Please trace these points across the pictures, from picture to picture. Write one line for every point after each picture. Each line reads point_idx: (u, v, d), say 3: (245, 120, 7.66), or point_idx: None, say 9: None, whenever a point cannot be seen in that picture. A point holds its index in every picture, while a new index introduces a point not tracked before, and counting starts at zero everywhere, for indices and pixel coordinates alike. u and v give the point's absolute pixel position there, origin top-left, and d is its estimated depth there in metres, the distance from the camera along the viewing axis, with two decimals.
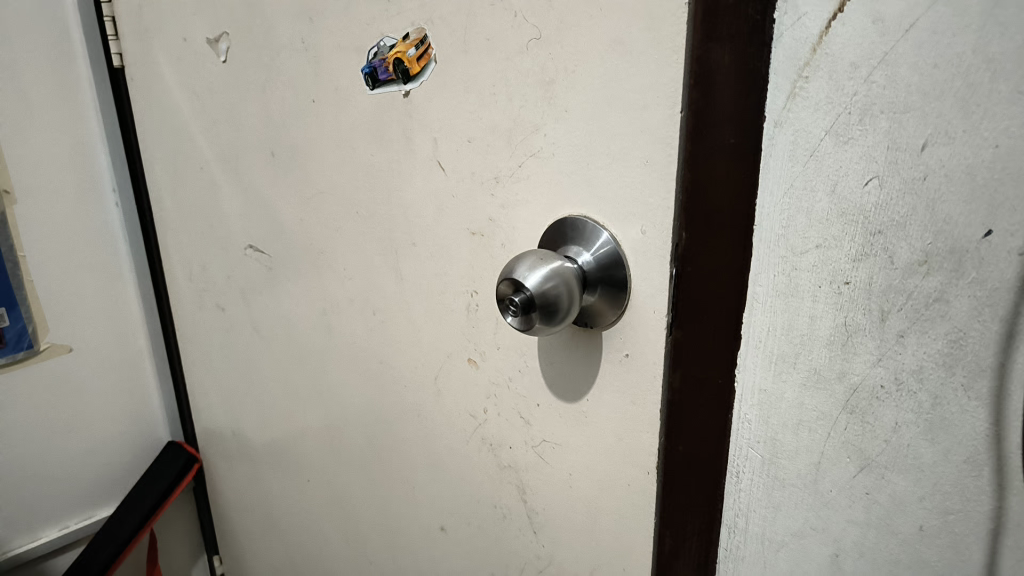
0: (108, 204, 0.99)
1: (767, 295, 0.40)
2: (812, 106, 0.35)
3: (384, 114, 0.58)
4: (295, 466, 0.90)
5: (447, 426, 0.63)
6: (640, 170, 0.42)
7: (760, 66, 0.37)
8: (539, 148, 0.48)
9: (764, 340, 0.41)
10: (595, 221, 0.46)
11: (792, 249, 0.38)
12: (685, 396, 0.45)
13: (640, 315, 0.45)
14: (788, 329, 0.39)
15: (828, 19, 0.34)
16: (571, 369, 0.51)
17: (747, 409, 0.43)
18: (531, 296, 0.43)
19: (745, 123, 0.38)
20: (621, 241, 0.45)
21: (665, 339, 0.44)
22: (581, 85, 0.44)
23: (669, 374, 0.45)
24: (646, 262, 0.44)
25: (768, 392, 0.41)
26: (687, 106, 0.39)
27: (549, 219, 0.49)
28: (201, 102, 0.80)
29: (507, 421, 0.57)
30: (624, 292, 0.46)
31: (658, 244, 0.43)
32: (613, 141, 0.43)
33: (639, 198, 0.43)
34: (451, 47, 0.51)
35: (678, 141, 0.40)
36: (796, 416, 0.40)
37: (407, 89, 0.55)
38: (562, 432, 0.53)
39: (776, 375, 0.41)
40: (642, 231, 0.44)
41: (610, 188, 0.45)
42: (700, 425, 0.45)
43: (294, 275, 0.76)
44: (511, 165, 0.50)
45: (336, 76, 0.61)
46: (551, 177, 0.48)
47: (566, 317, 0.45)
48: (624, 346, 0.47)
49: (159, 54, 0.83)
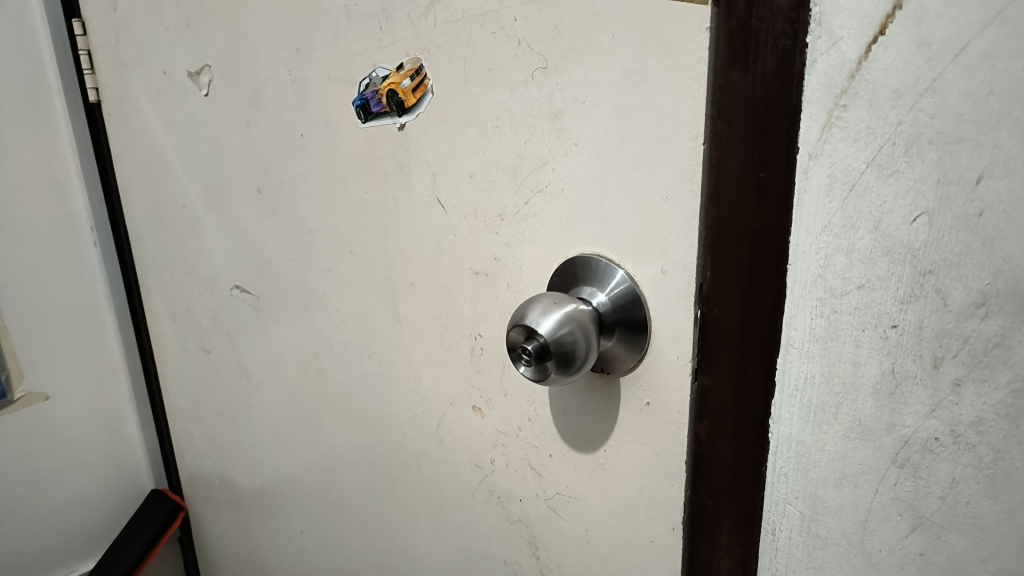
0: (86, 243, 0.94)
1: (803, 340, 0.36)
2: (851, 137, 0.32)
3: (378, 149, 0.55)
4: (288, 515, 0.86)
5: (451, 476, 0.60)
6: (660, 207, 0.39)
7: (791, 94, 0.34)
8: (545, 183, 0.45)
9: (800, 388, 0.37)
10: (609, 259, 0.43)
11: (831, 289, 0.35)
12: (713, 447, 0.42)
13: (662, 361, 0.42)
14: (827, 376, 0.36)
15: (868, 43, 0.31)
16: (587, 418, 0.47)
17: (783, 462, 0.39)
18: (545, 343, 0.40)
19: (774, 155, 0.35)
20: (638, 280, 0.42)
21: (690, 387, 0.41)
22: (593, 117, 0.41)
23: (695, 422, 0.42)
24: (667, 303, 0.41)
25: (807, 445, 0.38)
26: (709, 137, 0.37)
27: (559, 258, 0.46)
28: (182, 137, 0.76)
29: (516, 472, 0.53)
30: (644, 330, 0.42)
31: (679, 285, 0.40)
32: (627, 175, 0.40)
33: (657, 236, 0.40)
34: (448, 78, 0.48)
35: (701, 175, 0.37)
36: (839, 470, 0.37)
37: (402, 122, 0.52)
38: (578, 484, 0.49)
39: (815, 427, 0.37)
40: (663, 270, 0.41)
41: (625, 225, 0.42)
42: (730, 478, 0.42)
43: (283, 317, 0.73)
44: (517, 202, 0.47)
45: (324, 108, 0.58)
46: (561, 215, 0.45)
47: (583, 365, 0.41)
48: (645, 394, 0.44)
49: (138, 88, 0.79)
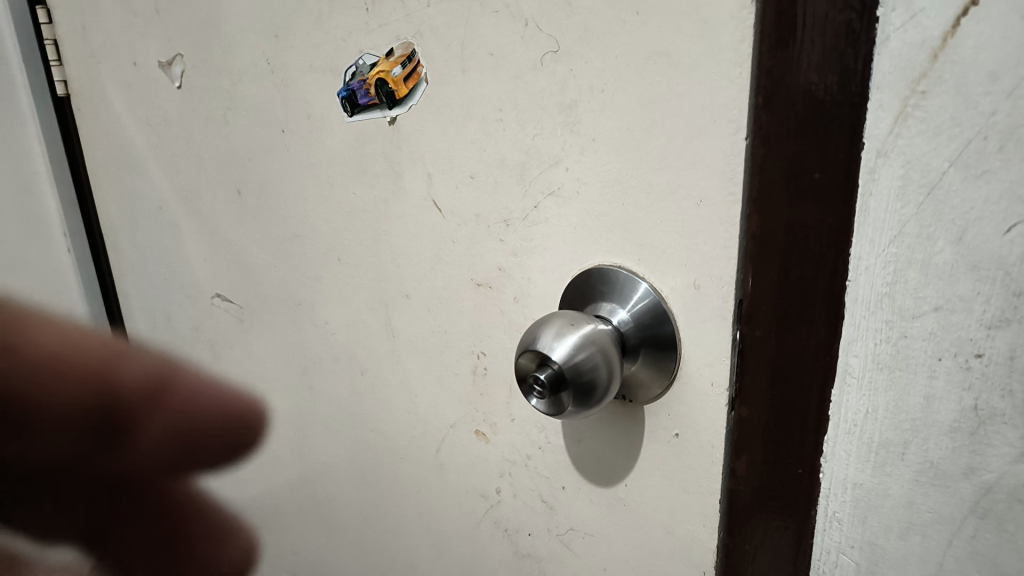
0: (59, 248, 0.87)
1: (864, 369, 0.31)
2: (931, 130, 0.27)
3: (366, 145, 0.49)
4: None
5: (452, 505, 0.54)
6: (694, 213, 0.34)
7: (854, 78, 0.29)
8: (557, 184, 0.40)
9: (860, 424, 0.32)
10: (630, 271, 0.38)
11: (900, 310, 0.30)
12: (751, 486, 0.37)
13: (694, 389, 0.37)
14: (893, 410, 0.31)
15: (958, 15, 0.26)
16: (607, 451, 0.42)
17: (835, 507, 0.34)
18: (560, 371, 0.35)
19: (832, 151, 0.30)
20: (665, 295, 0.37)
21: (726, 418, 0.36)
22: (614, 109, 0.36)
23: (731, 457, 0.37)
24: (701, 323, 0.36)
25: (866, 488, 0.32)
26: (754, 130, 0.32)
27: (574, 270, 0.40)
28: (155, 133, 0.70)
29: (525, 504, 0.48)
30: (673, 350, 0.37)
31: (716, 301, 0.35)
32: (655, 177, 0.35)
33: (689, 245, 0.35)
34: (444, 65, 0.42)
35: (744, 175, 0.32)
36: (904, 518, 0.32)
37: (393, 115, 0.47)
38: (595, 520, 0.44)
39: (876, 467, 0.32)
40: (696, 285, 0.35)
41: (650, 232, 0.36)
42: (771, 523, 0.37)
43: (268, 328, 0.67)
44: (525, 207, 0.42)
45: (306, 100, 0.52)
46: (574, 221, 0.39)
47: (605, 396, 0.36)
48: (673, 425, 0.38)
49: (107, 81, 0.73)
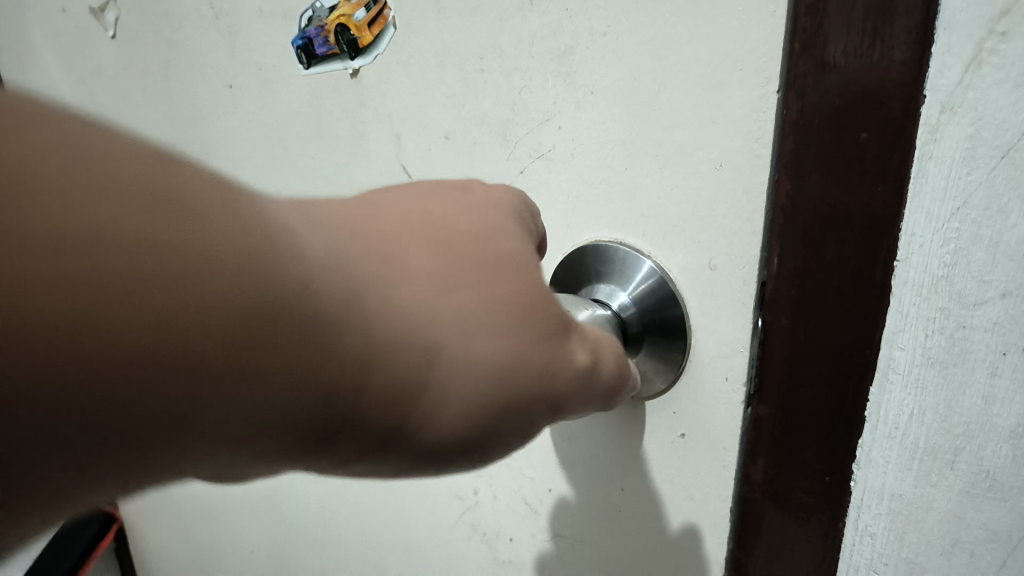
0: None
1: (911, 365, 0.27)
2: (1011, 80, 0.22)
3: (324, 102, 0.44)
4: (235, 532, 0.75)
5: (424, 504, 0.50)
6: (713, 179, 0.30)
7: (909, 17, 0.24)
8: (547, 146, 0.35)
9: (902, 427, 0.27)
10: (631, 247, 0.34)
11: (959, 296, 0.25)
12: (768, 494, 0.32)
13: (705, 380, 0.33)
14: (944, 412, 0.26)
15: None
16: (602, 451, 0.38)
17: (869, 519, 0.29)
18: None
19: (881, 107, 0.25)
20: (673, 273, 0.33)
21: (743, 414, 0.32)
22: (621, 55, 0.31)
23: (747, 463, 0.32)
24: (715, 308, 0.32)
25: (906, 499, 0.28)
26: (788, 83, 0.27)
27: (567, 246, 0.37)
28: (91, 91, 0.63)
29: (506, 506, 0.44)
30: (682, 334, 0.33)
31: (733, 282, 0.31)
32: (665, 136, 0.31)
33: (706, 219, 0.31)
34: (415, 7, 0.37)
35: (775, 136, 0.28)
36: (951, 535, 0.27)
37: (355, 67, 0.41)
38: (584, 525, 0.40)
39: (920, 476, 0.27)
40: (710, 264, 0.32)
41: (658, 202, 0.32)
42: (793, 539, 0.32)
43: None
44: (509, 172, 0.37)
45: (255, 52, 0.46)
46: (568, 187, 0.35)
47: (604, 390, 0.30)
48: (679, 422, 0.35)
49: (33, 30, 0.66)
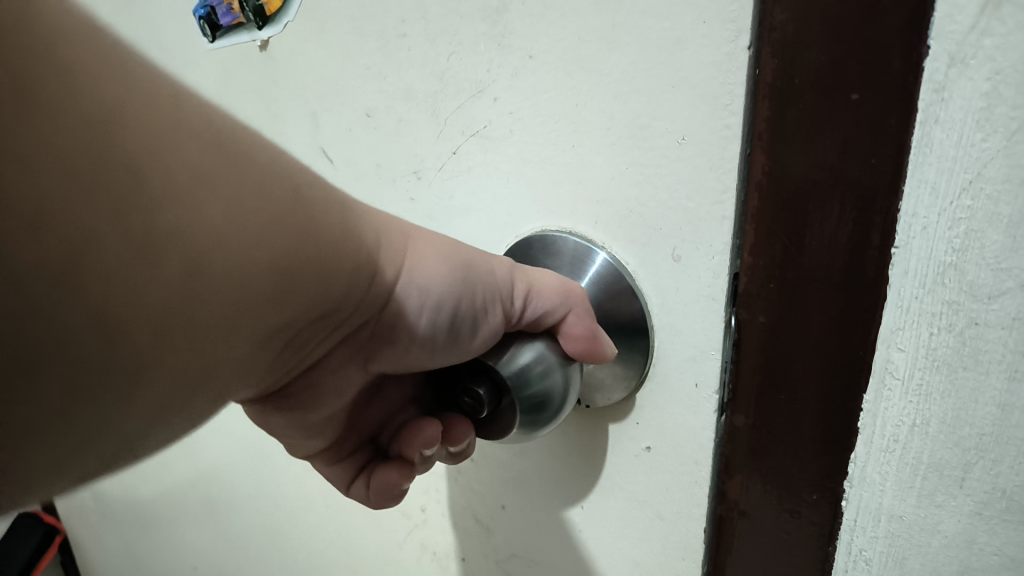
0: None
1: (912, 366, 0.22)
2: None
3: (247, 75, 0.41)
4: (176, 547, 0.70)
5: (367, 521, 0.45)
6: (672, 154, 0.26)
7: None
8: (482, 122, 0.31)
9: (902, 438, 0.23)
10: (583, 238, 0.30)
11: (970, 286, 0.20)
12: (750, 514, 0.28)
13: (670, 386, 0.29)
14: (951, 422, 0.22)
15: None
16: (558, 467, 0.34)
17: (865, 542, 0.25)
18: (500, 378, 0.28)
19: (871, 61, 0.21)
20: (633, 268, 0.29)
21: (716, 425, 0.28)
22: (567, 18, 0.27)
23: (720, 480, 0.29)
24: (679, 305, 0.28)
25: (907, 522, 0.24)
26: (762, 37, 0.23)
27: (508, 235, 0.33)
28: None
29: (455, 525, 0.40)
30: (644, 334, 0.29)
31: (700, 275, 0.27)
32: (616, 107, 0.27)
33: (666, 200, 0.27)
34: None
35: (747, 102, 0.24)
36: (959, 561, 0.23)
37: (264, 37, 0.39)
38: (541, 547, 0.36)
39: (922, 495, 0.23)
40: (676, 255, 0.27)
41: (611, 185, 0.28)
42: (775, 560, 0.28)
43: None
44: (440, 153, 0.34)
45: (177, 34, 0.45)
46: (502, 169, 0.32)
47: (556, 417, 0.29)
48: (642, 432, 0.31)
49: None
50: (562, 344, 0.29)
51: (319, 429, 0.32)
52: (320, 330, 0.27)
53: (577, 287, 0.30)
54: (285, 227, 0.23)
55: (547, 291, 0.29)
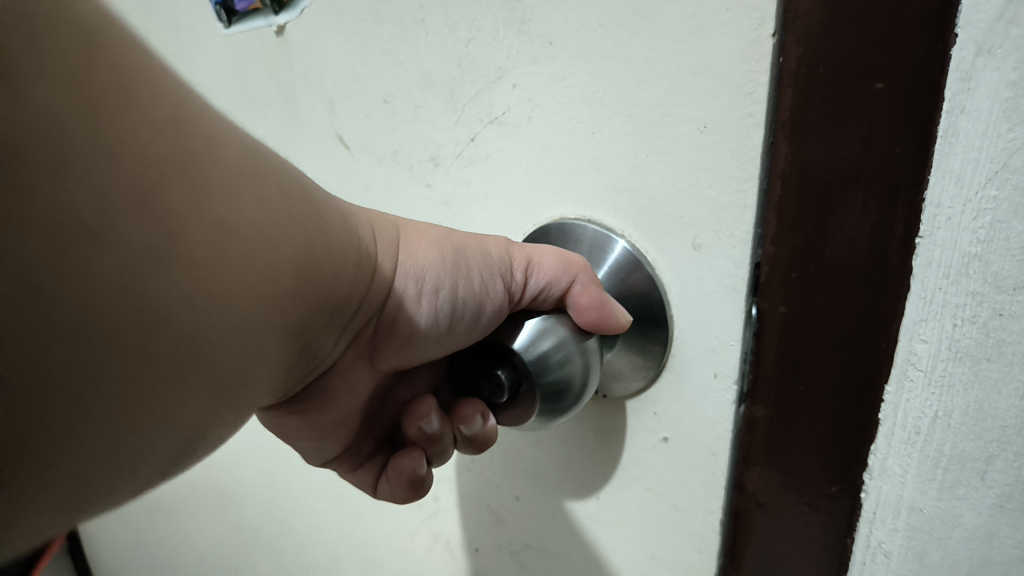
0: None
1: (935, 357, 0.22)
2: None
3: (262, 63, 0.42)
4: (185, 534, 0.71)
5: (378, 510, 0.46)
6: (693, 140, 0.26)
7: None
8: (501, 108, 0.31)
9: (924, 430, 0.23)
10: (603, 226, 0.30)
11: (994, 277, 0.20)
12: (767, 506, 0.28)
13: (688, 376, 0.29)
14: (973, 414, 0.22)
15: None
16: (575, 458, 0.34)
17: (884, 534, 0.25)
18: (523, 361, 0.28)
19: (896, 50, 0.21)
20: (653, 256, 0.29)
21: (736, 415, 0.28)
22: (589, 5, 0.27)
23: (739, 471, 0.29)
24: (700, 293, 0.28)
25: (927, 515, 0.24)
26: (788, 26, 0.23)
27: (526, 223, 0.33)
28: None
29: (468, 515, 0.40)
30: (663, 323, 0.30)
31: (722, 266, 0.27)
32: (637, 94, 0.27)
33: (687, 188, 0.27)
34: None
35: (773, 91, 0.23)
36: (979, 556, 0.23)
37: (281, 22, 0.39)
38: (555, 538, 0.36)
39: (943, 489, 0.23)
40: (696, 243, 0.27)
41: (633, 175, 0.28)
42: (793, 553, 0.28)
43: None
44: (459, 140, 0.34)
45: (191, 20, 0.45)
46: (521, 156, 0.32)
47: (580, 401, 0.29)
48: (658, 422, 0.31)
49: None
50: (574, 318, 0.29)
51: (332, 431, 0.33)
52: (333, 329, 0.29)
53: (579, 258, 0.30)
54: (297, 223, 0.24)
55: (549, 261, 0.29)
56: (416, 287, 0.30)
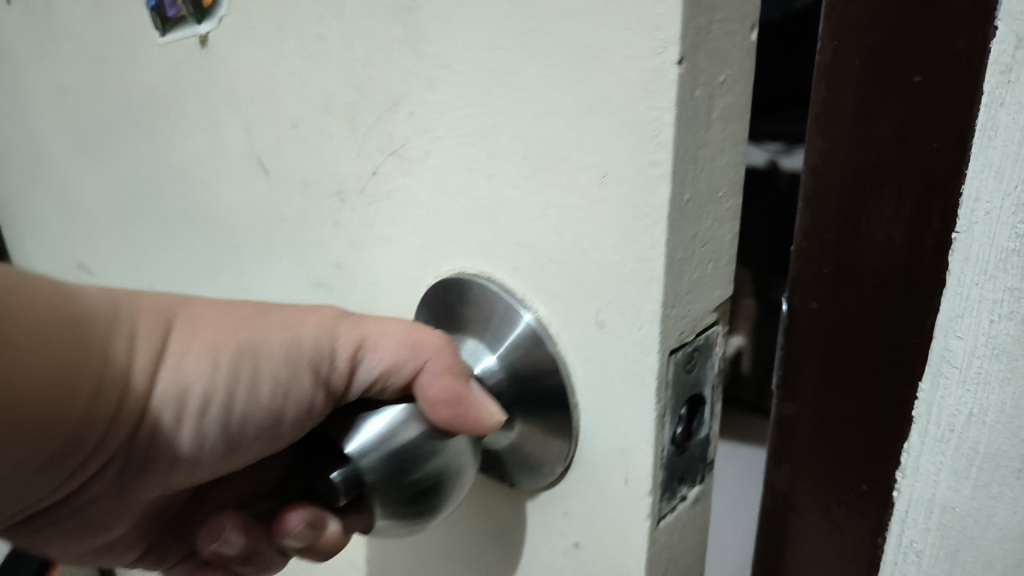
0: None
1: (972, 358, 0.23)
2: None
3: (191, 78, 0.40)
4: None
5: None
6: (584, 184, 0.23)
7: None
8: (400, 139, 0.29)
9: (959, 429, 0.24)
10: (501, 294, 0.28)
11: None
12: (799, 502, 0.28)
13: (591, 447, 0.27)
14: (1010, 413, 0.23)
15: None
16: (498, 533, 0.32)
17: (917, 534, 0.26)
18: (361, 468, 0.25)
19: (934, 42, 0.20)
20: (551, 331, 0.26)
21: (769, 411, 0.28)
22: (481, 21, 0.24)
23: (769, 467, 0.29)
24: (601, 365, 0.25)
25: (960, 513, 0.25)
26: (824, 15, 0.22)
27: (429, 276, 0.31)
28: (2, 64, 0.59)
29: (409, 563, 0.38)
30: (563, 408, 0.27)
31: (630, 352, 0.24)
32: (536, 135, 0.24)
33: (585, 251, 0.24)
34: None
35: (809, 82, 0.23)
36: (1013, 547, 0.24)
37: (202, 32, 0.37)
38: None
39: (978, 486, 0.24)
40: (599, 320, 0.25)
41: (533, 234, 0.26)
42: (824, 549, 0.28)
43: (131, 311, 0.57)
44: (363, 174, 0.31)
45: (133, 27, 0.43)
46: (423, 197, 0.29)
47: (423, 517, 0.27)
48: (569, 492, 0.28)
49: None
50: (427, 413, 0.27)
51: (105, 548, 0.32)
52: (50, 471, 0.26)
53: (436, 340, 0.28)
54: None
55: (385, 347, 0.27)
56: (191, 391, 0.26)
